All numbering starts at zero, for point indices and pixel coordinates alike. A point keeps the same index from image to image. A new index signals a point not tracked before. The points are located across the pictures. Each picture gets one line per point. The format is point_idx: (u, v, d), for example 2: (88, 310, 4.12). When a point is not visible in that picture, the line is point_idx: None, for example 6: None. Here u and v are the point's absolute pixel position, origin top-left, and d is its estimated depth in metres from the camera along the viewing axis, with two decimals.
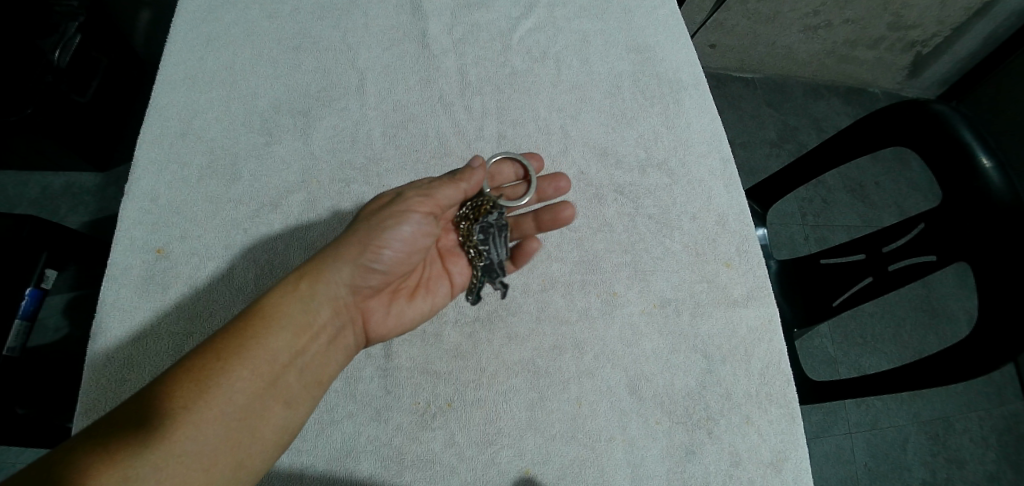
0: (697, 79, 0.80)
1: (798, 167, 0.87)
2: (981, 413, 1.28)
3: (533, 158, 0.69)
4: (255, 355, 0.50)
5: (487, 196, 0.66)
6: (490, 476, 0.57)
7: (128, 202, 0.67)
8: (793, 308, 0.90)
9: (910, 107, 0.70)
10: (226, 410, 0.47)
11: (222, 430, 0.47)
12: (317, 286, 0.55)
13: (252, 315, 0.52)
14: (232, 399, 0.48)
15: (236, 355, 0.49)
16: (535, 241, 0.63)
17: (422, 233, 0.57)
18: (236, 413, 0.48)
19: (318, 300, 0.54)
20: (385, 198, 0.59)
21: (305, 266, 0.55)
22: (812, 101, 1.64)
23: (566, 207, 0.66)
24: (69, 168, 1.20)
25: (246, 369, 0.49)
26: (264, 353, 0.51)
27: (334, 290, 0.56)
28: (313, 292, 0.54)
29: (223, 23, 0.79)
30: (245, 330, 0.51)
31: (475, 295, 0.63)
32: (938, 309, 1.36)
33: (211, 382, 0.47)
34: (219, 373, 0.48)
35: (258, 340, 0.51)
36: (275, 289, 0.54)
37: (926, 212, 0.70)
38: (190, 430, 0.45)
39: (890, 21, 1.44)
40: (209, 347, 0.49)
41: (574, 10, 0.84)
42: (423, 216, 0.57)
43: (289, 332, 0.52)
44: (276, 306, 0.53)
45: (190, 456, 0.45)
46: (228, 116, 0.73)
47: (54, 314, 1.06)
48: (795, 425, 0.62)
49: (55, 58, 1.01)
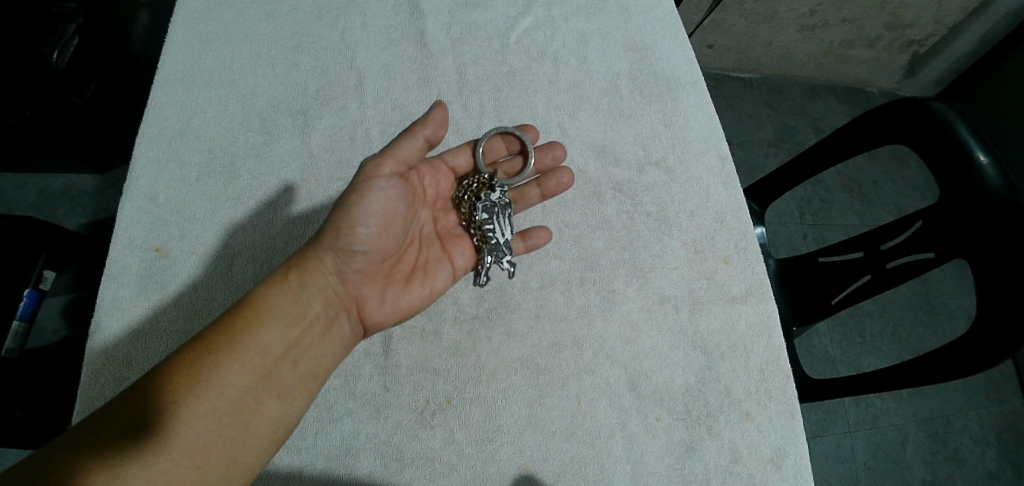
0: (694, 78, 0.80)
1: (794, 166, 0.87)
2: (980, 411, 1.28)
3: (528, 131, 0.69)
4: (244, 348, 0.50)
5: (483, 174, 0.68)
6: (490, 473, 0.57)
7: (126, 201, 0.67)
8: (792, 306, 0.90)
9: (905, 104, 0.71)
10: (216, 403, 0.47)
11: (213, 425, 0.47)
12: (308, 276, 0.55)
13: (245, 308, 0.52)
14: (223, 393, 0.48)
15: (228, 349, 0.49)
16: (545, 230, 0.67)
17: (391, 199, 0.55)
18: (229, 408, 0.48)
19: (308, 290, 0.54)
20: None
21: (296, 257, 0.55)
22: (810, 101, 1.64)
23: (565, 172, 0.69)
24: (66, 170, 1.20)
25: (237, 362, 0.49)
26: (255, 347, 0.51)
27: (324, 278, 0.55)
28: (302, 281, 0.54)
29: (222, 23, 0.79)
30: (236, 324, 0.51)
31: (485, 277, 0.63)
32: (936, 308, 1.36)
33: (200, 377, 0.47)
34: (210, 368, 0.48)
35: (248, 333, 0.51)
36: (266, 281, 0.54)
37: (923, 210, 0.70)
38: (180, 426, 0.45)
39: (888, 21, 1.45)
40: (198, 343, 0.49)
41: (571, 9, 0.85)
42: (388, 180, 0.55)
43: (282, 323, 0.53)
44: (268, 298, 0.53)
45: (182, 453, 0.45)
46: (226, 115, 0.73)
47: (52, 317, 1.06)
48: (795, 421, 0.62)
49: (53, 59, 1.01)
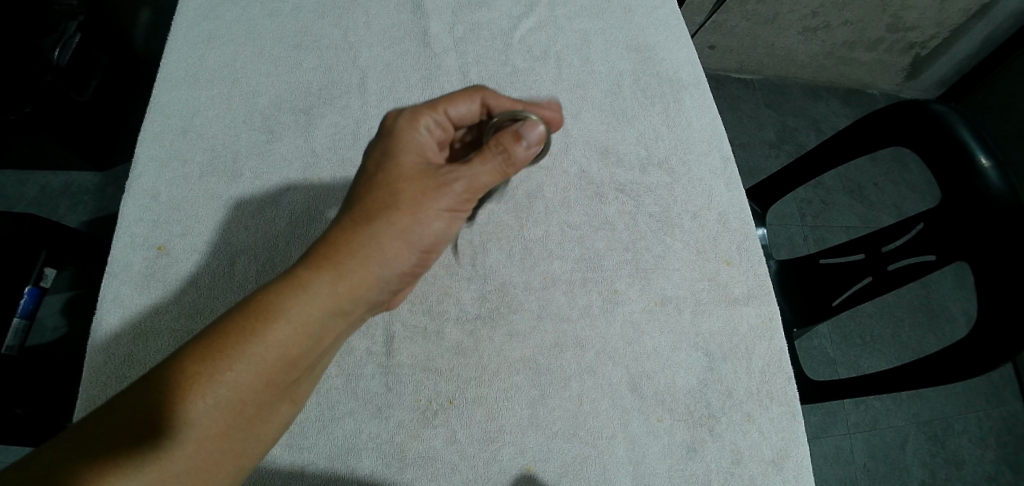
0: (697, 79, 0.80)
1: (797, 168, 0.88)
2: (980, 413, 1.31)
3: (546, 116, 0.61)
4: (277, 365, 0.47)
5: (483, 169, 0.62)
6: (491, 473, 0.57)
7: (129, 198, 0.67)
8: (793, 307, 0.91)
9: (908, 106, 0.71)
10: (234, 416, 0.46)
11: (232, 436, 0.47)
12: (356, 289, 0.51)
13: (279, 315, 0.48)
14: (247, 410, 0.47)
15: (259, 364, 0.47)
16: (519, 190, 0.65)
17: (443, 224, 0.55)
18: (249, 420, 0.47)
19: (353, 302, 0.51)
20: (423, 180, 0.54)
21: (346, 260, 0.51)
22: (812, 103, 1.65)
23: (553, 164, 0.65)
24: (67, 167, 1.20)
25: (267, 378, 0.47)
26: (288, 362, 0.48)
27: (370, 291, 0.52)
28: (349, 294, 0.50)
29: (225, 21, 0.79)
30: (271, 335, 0.47)
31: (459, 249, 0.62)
32: (936, 310, 1.37)
33: (223, 392, 0.45)
34: (236, 383, 0.46)
35: (281, 345, 0.48)
36: (307, 284, 0.49)
37: (924, 212, 0.71)
38: (193, 440, 0.45)
39: (890, 23, 1.44)
40: (224, 350, 0.46)
41: (574, 10, 0.85)
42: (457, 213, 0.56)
43: (316, 337, 0.50)
44: (308, 309, 0.49)
45: (196, 462, 0.45)
46: (229, 114, 0.73)
47: (53, 314, 1.07)
48: (797, 423, 0.62)
49: (54, 56, 1.00)
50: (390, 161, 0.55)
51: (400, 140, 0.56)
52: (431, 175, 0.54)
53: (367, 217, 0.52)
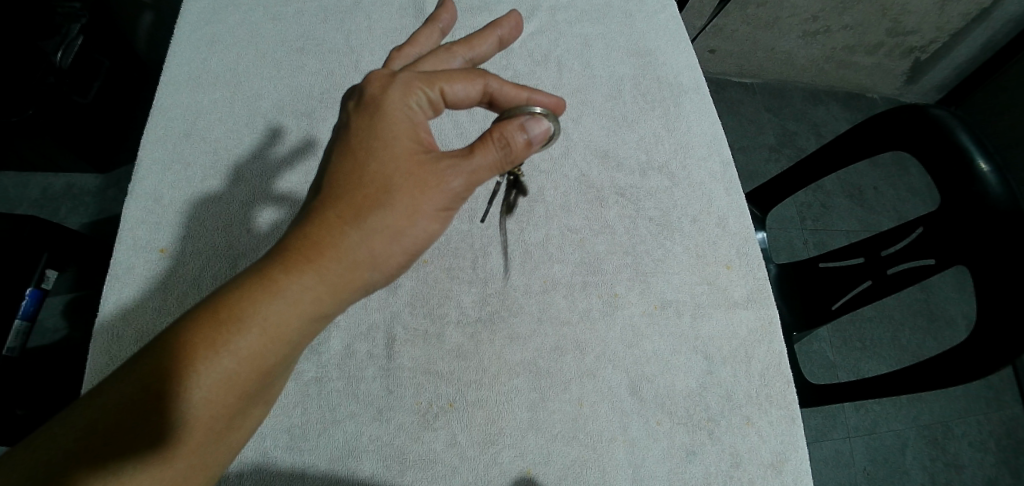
0: (696, 83, 0.81)
1: (796, 172, 0.89)
2: (979, 417, 1.32)
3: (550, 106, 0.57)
4: (253, 376, 0.42)
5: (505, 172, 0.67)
6: (491, 476, 0.57)
7: (132, 201, 0.67)
8: (793, 311, 0.92)
9: (907, 110, 0.71)
10: (206, 433, 0.41)
11: (204, 451, 0.42)
12: (340, 292, 0.46)
13: (256, 322, 0.42)
14: (221, 424, 0.42)
15: (232, 376, 0.41)
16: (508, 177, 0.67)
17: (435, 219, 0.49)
18: (222, 434, 0.43)
19: (337, 305, 0.46)
20: (418, 168, 0.47)
21: (330, 260, 0.45)
22: (812, 107, 1.66)
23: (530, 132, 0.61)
24: (70, 169, 1.21)
25: (243, 391, 0.42)
26: (266, 373, 0.43)
27: (354, 294, 0.47)
28: (332, 297, 0.46)
29: (228, 25, 0.80)
30: (247, 345, 0.42)
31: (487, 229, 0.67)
32: (936, 313, 1.37)
33: (194, 408, 0.40)
34: (207, 397, 0.40)
35: (260, 355, 0.42)
36: (288, 285, 0.44)
37: (923, 216, 0.72)
38: (151, 467, 0.40)
39: (890, 27, 1.45)
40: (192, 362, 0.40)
41: (575, 15, 0.85)
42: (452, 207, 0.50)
43: (296, 344, 0.45)
44: (289, 315, 0.43)
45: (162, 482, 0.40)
46: (232, 118, 0.73)
47: (53, 316, 1.07)
48: (796, 426, 0.63)
49: (56, 60, 1.00)
50: (379, 146, 0.47)
51: (387, 115, 0.48)
52: (428, 168, 0.47)
53: (352, 218, 0.46)
